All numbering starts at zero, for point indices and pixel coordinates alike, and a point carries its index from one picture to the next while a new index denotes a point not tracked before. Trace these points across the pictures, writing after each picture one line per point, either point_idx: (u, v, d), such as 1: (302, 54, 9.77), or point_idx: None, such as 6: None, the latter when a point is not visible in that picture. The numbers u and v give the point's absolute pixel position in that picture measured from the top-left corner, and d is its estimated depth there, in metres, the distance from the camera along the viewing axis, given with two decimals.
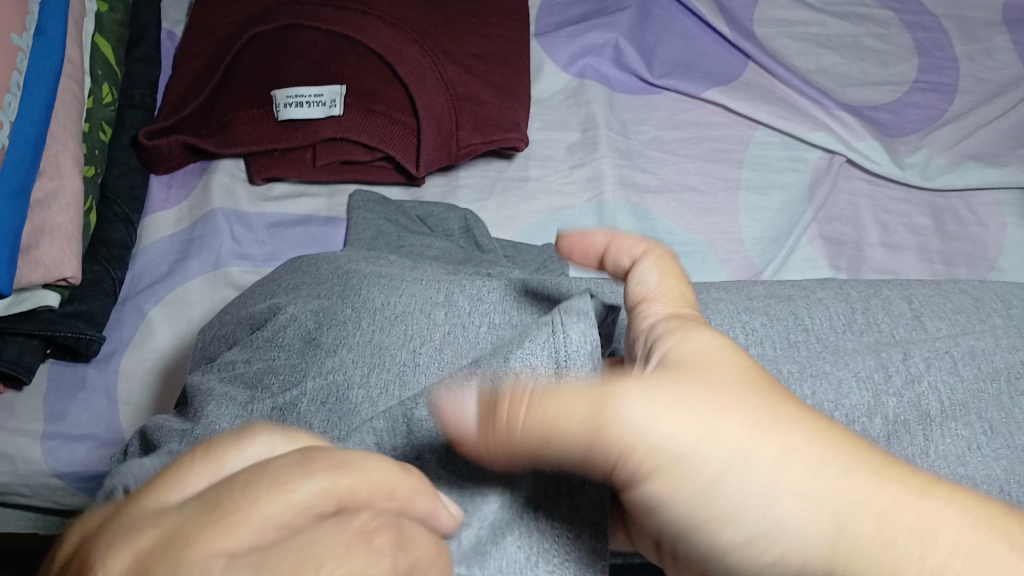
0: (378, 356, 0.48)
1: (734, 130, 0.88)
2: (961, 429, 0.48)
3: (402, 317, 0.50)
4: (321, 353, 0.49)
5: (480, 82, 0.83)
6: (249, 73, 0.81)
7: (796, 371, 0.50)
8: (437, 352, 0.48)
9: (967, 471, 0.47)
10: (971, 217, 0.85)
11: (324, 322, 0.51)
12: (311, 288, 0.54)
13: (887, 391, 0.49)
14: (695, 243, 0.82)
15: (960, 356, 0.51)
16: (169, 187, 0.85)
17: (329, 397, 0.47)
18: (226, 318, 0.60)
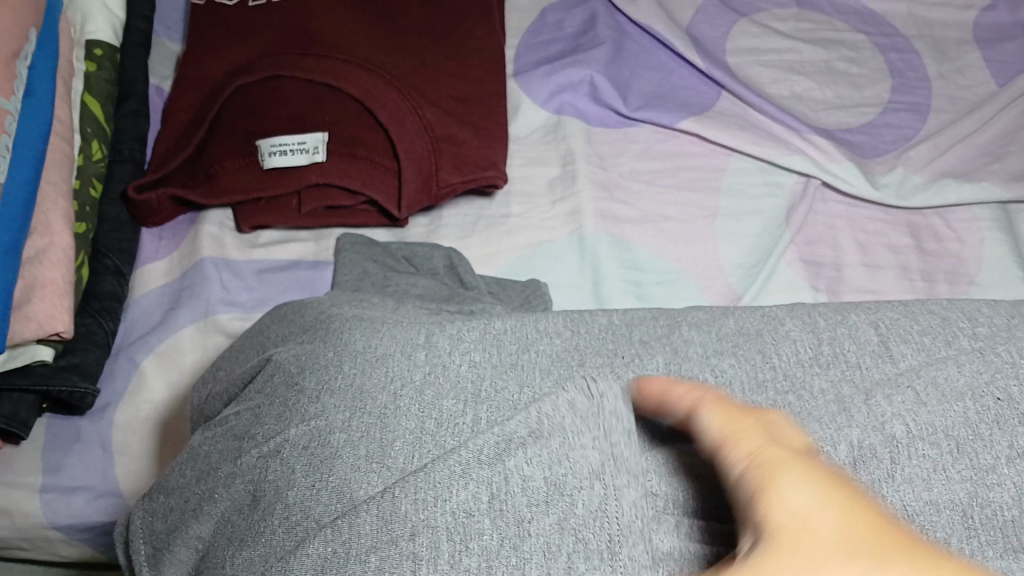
0: (359, 399, 0.49)
1: (710, 159, 0.90)
2: (926, 449, 0.45)
3: (382, 359, 0.51)
4: (304, 398, 0.50)
5: (458, 123, 0.86)
6: (233, 123, 0.83)
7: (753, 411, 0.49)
8: (418, 394, 0.49)
9: (930, 491, 0.44)
10: (949, 234, 0.86)
11: (306, 366, 0.52)
12: (295, 339, 0.56)
13: (850, 421, 0.47)
14: (675, 271, 0.83)
15: (922, 387, 0.48)
16: (160, 238, 0.86)
17: (310, 449, 0.47)
18: (220, 375, 0.62)
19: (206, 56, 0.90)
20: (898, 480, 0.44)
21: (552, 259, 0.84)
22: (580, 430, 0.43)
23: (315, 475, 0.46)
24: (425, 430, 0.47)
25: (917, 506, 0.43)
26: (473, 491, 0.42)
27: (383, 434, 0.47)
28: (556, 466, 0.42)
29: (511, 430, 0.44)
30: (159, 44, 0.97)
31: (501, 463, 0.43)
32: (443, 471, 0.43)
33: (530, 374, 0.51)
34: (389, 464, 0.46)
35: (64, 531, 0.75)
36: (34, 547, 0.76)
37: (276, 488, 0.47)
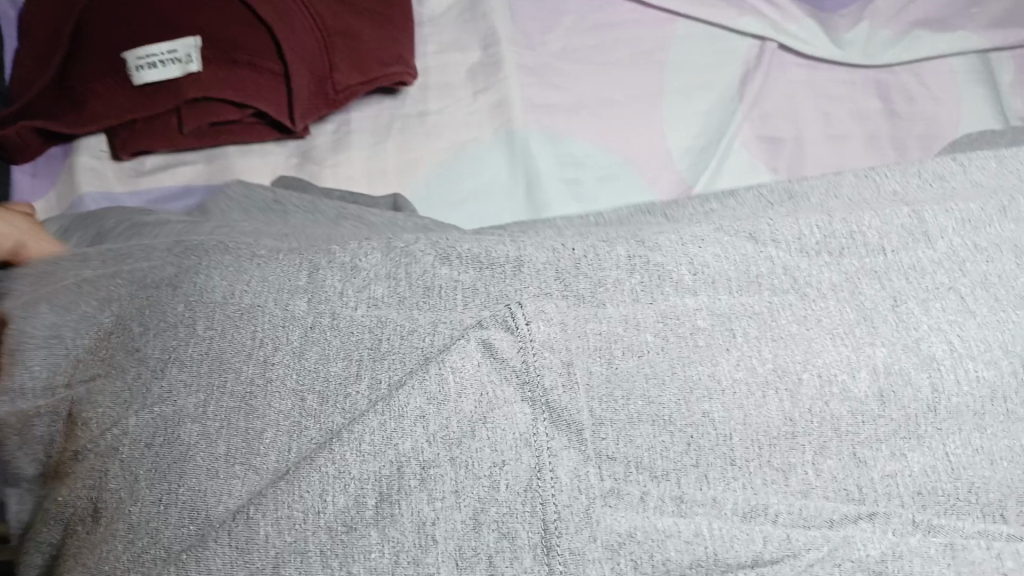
0: (218, 373, 0.43)
1: (651, 26, 0.80)
2: (987, 384, 0.44)
3: (250, 312, 0.45)
4: (146, 371, 0.44)
5: (353, 12, 0.75)
6: (95, 36, 0.70)
7: (742, 332, 0.44)
8: (297, 358, 0.44)
9: (981, 429, 0.43)
10: (923, 92, 0.76)
11: (151, 325, 0.45)
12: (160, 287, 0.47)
13: (870, 342, 0.44)
14: (617, 162, 0.73)
15: (968, 287, 0.47)
16: (33, 176, 0.76)
17: (153, 441, 0.42)
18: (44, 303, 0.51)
19: None
20: (940, 416, 0.43)
21: (480, 161, 0.73)
22: (502, 383, 0.42)
23: (173, 488, 0.41)
24: (304, 411, 0.42)
25: (963, 452, 0.42)
26: (355, 495, 0.40)
27: (263, 423, 0.42)
28: (455, 449, 0.40)
29: (404, 413, 0.41)
30: None
31: (394, 456, 0.40)
32: (316, 481, 0.40)
33: (444, 300, 0.47)
34: (255, 465, 0.41)
35: None
36: None
37: (128, 498, 0.41)
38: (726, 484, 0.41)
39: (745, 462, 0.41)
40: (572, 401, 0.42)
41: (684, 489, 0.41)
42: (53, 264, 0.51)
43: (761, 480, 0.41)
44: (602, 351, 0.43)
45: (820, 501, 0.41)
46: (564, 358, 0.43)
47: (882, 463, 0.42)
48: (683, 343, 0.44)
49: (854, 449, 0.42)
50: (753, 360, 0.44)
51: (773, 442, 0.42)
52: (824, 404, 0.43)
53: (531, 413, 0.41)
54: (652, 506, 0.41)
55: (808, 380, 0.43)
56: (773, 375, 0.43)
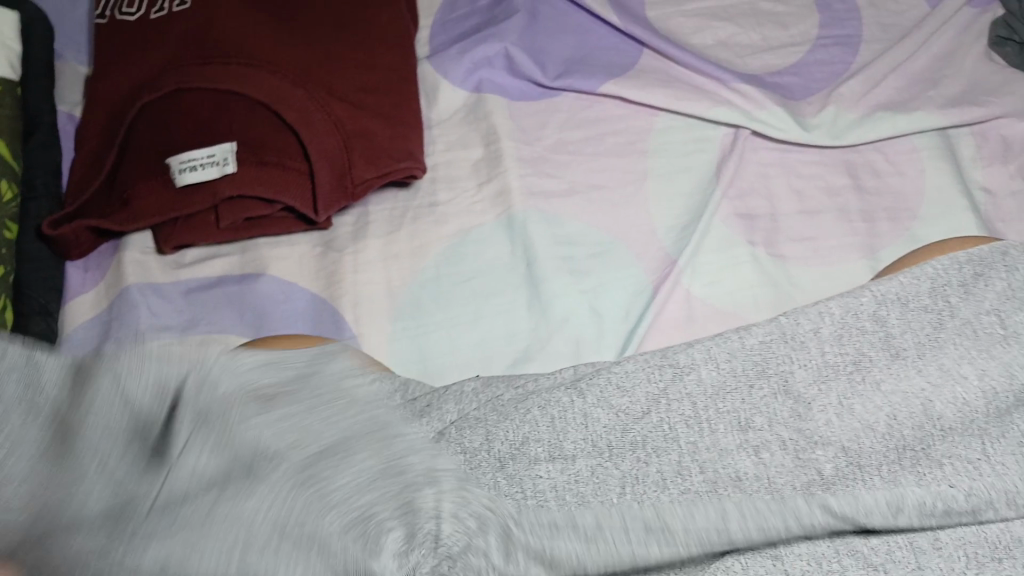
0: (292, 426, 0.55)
1: (636, 120, 0.88)
2: (854, 422, 0.55)
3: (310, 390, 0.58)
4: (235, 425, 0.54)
5: (368, 116, 0.84)
6: (141, 145, 0.82)
7: (668, 380, 0.57)
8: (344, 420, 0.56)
9: (847, 454, 0.54)
10: (889, 168, 0.83)
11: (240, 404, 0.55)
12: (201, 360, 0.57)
13: (760, 417, 0.56)
14: (608, 241, 0.81)
15: (836, 362, 0.58)
16: (86, 270, 0.85)
17: (225, 468, 0.52)
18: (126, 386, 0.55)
19: (108, 77, 0.87)
20: (816, 447, 0.54)
21: (481, 244, 0.82)
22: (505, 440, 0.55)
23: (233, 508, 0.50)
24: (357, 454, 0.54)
25: (833, 475, 0.53)
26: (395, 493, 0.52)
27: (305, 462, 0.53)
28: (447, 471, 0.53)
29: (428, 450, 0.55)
30: (66, 68, 0.95)
31: (412, 482, 0.52)
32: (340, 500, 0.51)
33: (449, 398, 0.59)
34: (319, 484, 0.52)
35: None
36: None
37: (193, 517, 0.49)
38: (653, 501, 0.53)
39: (665, 489, 0.53)
40: (533, 433, 0.55)
41: (621, 513, 0.52)
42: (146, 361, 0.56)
43: (673, 496, 0.53)
44: (550, 402, 0.56)
45: (714, 517, 0.52)
46: (531, 404, 0.57)
47: (761, 476, 0.53)
48: (626, 396, 0.57)
49: (739, 471, 0.54)
50: (675, 405, 0.56)
51: (685, 470, 0.54)
52: (722, 437, 0.55)
53: (506, 447, 0.55)
54: (615, 525, 0.52)
55: (716, 424, 0.56)
56: (688, 419, 0.56)
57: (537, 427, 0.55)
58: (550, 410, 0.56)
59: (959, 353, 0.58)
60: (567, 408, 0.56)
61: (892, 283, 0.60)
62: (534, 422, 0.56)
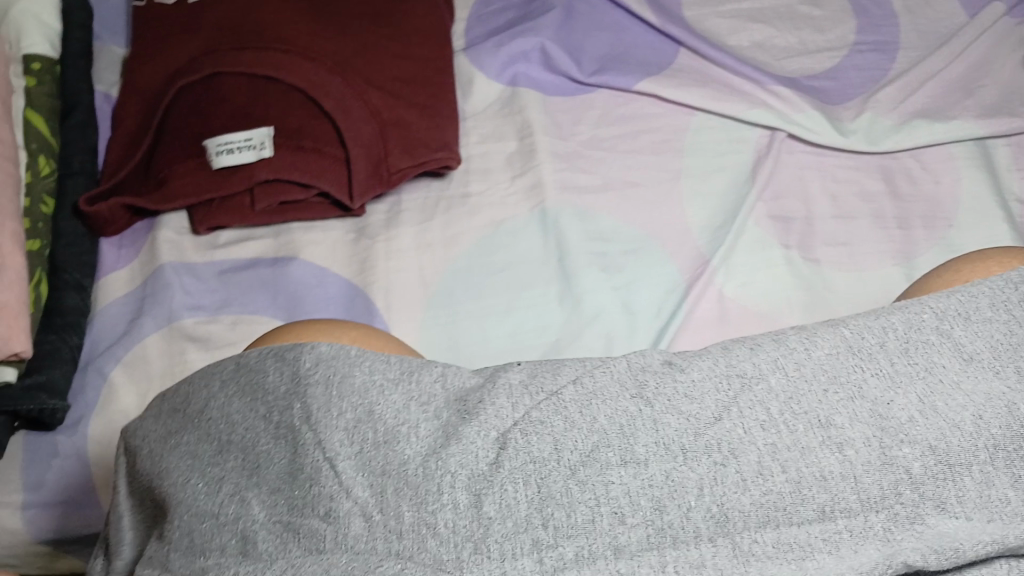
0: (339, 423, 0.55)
1: (672, 119, 0.88)
2: (939, 420, 0.53)
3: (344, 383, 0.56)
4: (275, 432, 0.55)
5: (405, 105, 0.84)
6: (179, 126, 0.82)
7: (737, 389, 0.55)
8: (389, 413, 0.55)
9: (936, 454, 0.52)
10: (925, 175, 0.83)
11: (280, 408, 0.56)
12: (216, 398, 0.57)
13: (846, 416, 0.54)
14: (641, 238, 0.81)
15: (916, 370, 0.55)
16: (120, 247, 0.85)
17: (291, 490, 0.53)
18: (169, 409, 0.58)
19: (147, 58, 0.88)
20: (902, 444, 0.53)
21: (515, 237, 0.82)
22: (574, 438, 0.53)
23: (315, 536, 0.51)
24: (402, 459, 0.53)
25: (921, 474, 0.52)
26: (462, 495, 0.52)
27: (370, 478, 0.53)
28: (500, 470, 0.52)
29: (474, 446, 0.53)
30: (104, 48, 0.96)
31: (475, 487, 0.52)
32: (413, 517, 0.51)
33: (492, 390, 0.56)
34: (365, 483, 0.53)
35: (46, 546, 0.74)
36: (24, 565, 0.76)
37: (259, 536, 0.52)
38: (733, 504, 0.51)
39: (747, 489, 0.52)
40: (602, 442, 0.53)
41: (699, 521, 0.51)
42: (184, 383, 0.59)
43: (754, 498, 0.52)
44: (616, 410, 0.54)
45: (801, 522, 0.51)
46: (588, 410, 0.55)
47: (848, 475, 0.52)
48: (695, 403, 0.55)
49: (824, 470, 0.52)
50: (749, 411, 0.54)
51: (767, 470, 0.52)
52: (803, 436, 0.53)
53: (576, 455, 0.53)
54: (695, 535, 0.51)
55: (794, 424, 0.54)
56: (763, 424, 0.54)
57: (606, 435, 0.54)
58: (615, 418, 0.54)
59: None
60: (636, 416, 0.54)
61: (950, 299, 0.58)
62: (600, 431, 0.54)
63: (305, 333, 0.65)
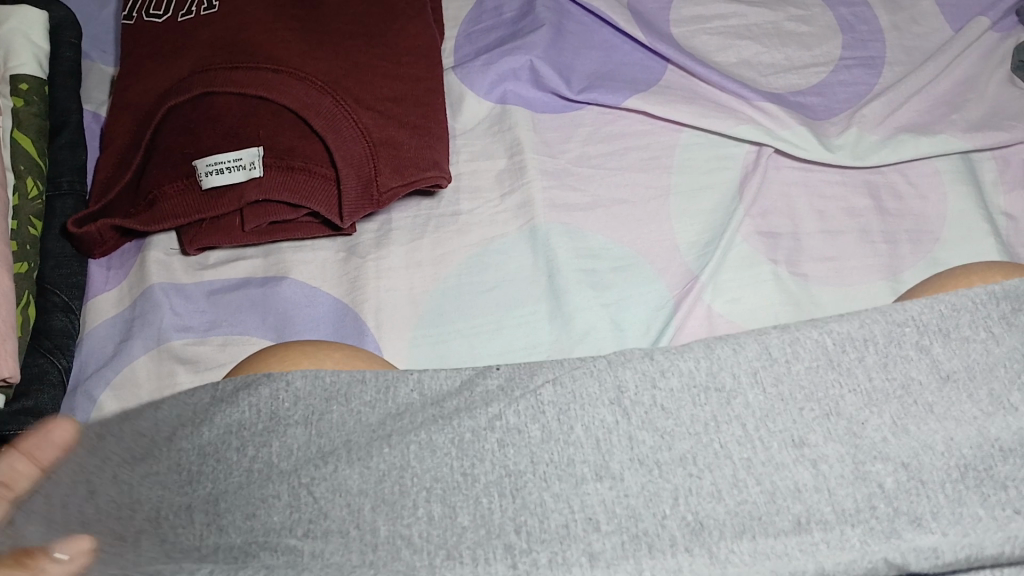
0: (318, 436, 0.56)
1: (660, 136, 0.88)
2: (911, 443, 0.55)
3: (325, 400, 0.57)
4: (252, 451, 0.56)
5: (395, 125, 0.84)
6: (169, 145, 0.82)
7: (716, 403, 0.57)
8: (366, 426, 0.57)
9: (907, 471, 0.54)
10: (910, 190, 0.84)
11: (260, 425, 0.56)
12: (186, 429, 0.57)
13: (820, 429, 0.56)
14: (630, 255, 0.81)
15: (892, 391, 0.57)
16: (108, 269, 0.85)
17: (269, 510, 0.53)
18: (135, 435, 0.57)
19: (136, 79, 0.88)
20: (874, 461, 0.55)
21: (504, 254, 0.82)
22: (548, 451, 0.55)
23: (292, 553, 0.51)
24: (378, 472, 0.54)
25: (894, 488, 0.54)
26: (441, 506, 0.53)
27: (347, 497, 0.53)
28: (471, 481, 0.54)
29: (450, 457, 0.55)
30: (93, 68, 0.96)
31: (452, 498, 0.54)
32: (389, 529, 0.53)
33: (467, 403, 0.57)
34: (346, 495, 0.54)
35: None
36: None
37: (239, 554, 0.52)
38: (708, 512, 0.53)
39: (721, 499, 0.54)
40: (577, 455, 0.55)
41: (673, 530, 0.53)
42: (154, 408, 0.59)
43: (729, 507, 0.54)
44: (592, 420, 0.56)
45: (777, 531, 0.53)
46: (564, 419, 0.56)
47: (822, 489, 0.54)
48: (671, 417, 0.56)
49: (798, 482, 0.54)
50: (724, 426, 0.56)
51: (741, 481, 0.54)
52: (777, 453, 0.55)
53: (552, 467, 0.55)
54: (669, 546, 0.52)
55: (770, 442, 0.56)
56: (740, 438, 0.56)
57: (582, 448, 0.56)
58: (592, 429, 0.56)
59: (1008, 377, 0.57)
60: (612, 429, 0.56)
61: (929, 310, 0.60)
62: (576, 442, 0.56)
63: (289, 357, 0.64)
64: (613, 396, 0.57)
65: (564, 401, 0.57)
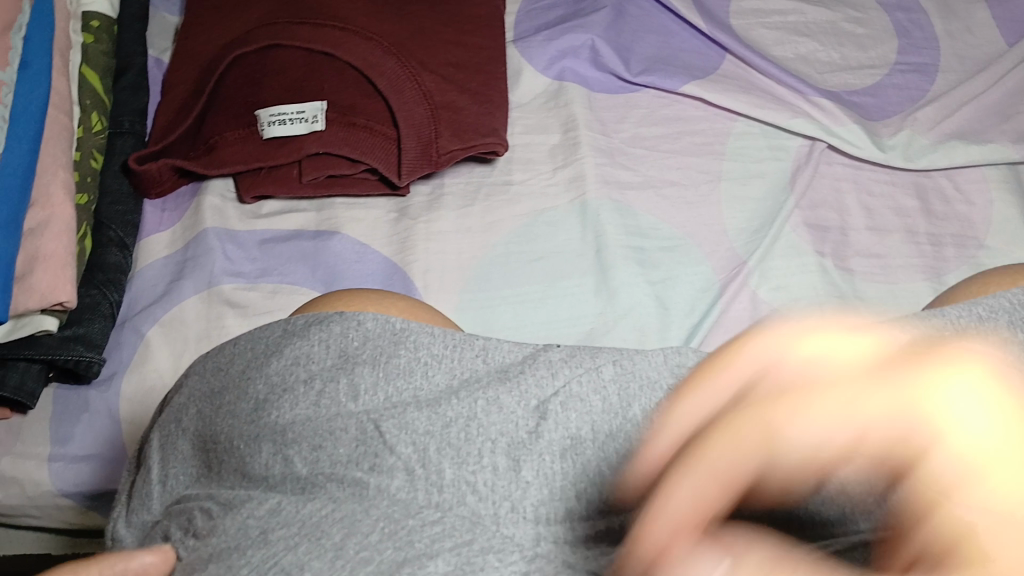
0: (388, 380, 0.57)
1: (714, 123, 0.89)
2: None
3: (394, 345, 0.58)
4: (322, 392, 0.56)
5: (457, 90, 0.85)
6: (232, 95, 0.84)
7: None
8: (433, 377, 0.58)
9: None
10: (958, 196, 0.85)
11: (330, 365, 0.57)
12: (258, 361, 0.58)
13: None
14: (678, 237, 0.82)
15: None
16: (163, 211, 0.86)
17: (336, 446, 0.54)
18: (214, 368, 0.60)
19: (202, 27, 0.89)
20: None
21: (554, 227, 0.84)
22: (608, 419, 0.57)
23: (359, 485, 0.53)
24: (443, 422, 0.55)
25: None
26: (504, 461, 0.55)
27: (413, 436, 0.55)
28: (535, 442, 0.55)
29: (514, 415, 0.56)
30: (156, 14, 0.97)
31: (516, 452, 0.55)
32: (454, 474, 0.54)
33: (534, 366, 0.59)
34: (412, 442, 0.54)
35: (72, 498, 0.76)
36: (44, 516, 0.78)
37: (308, 486, 0.54)
38: None
39: None
40: (636, 433, 0.56)
41: None
42: (230, 345, 0.60)
43: None
44: (650, 403, 0.57)
45: None
46: (624, 395, 0.58)
47: None
48: None
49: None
50: None
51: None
52: None
53: (611, 444, 0.56)
54: None
55: None
56: None
57: (640, 426, 0.57)
58: (649, 410, 0.57)
59: None
60: None
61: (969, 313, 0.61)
62: (634, 421, 0.57)
63: (352, 304, 0.66)
64: (671, 380, 0.58)
65: (625, 378, 0.58)
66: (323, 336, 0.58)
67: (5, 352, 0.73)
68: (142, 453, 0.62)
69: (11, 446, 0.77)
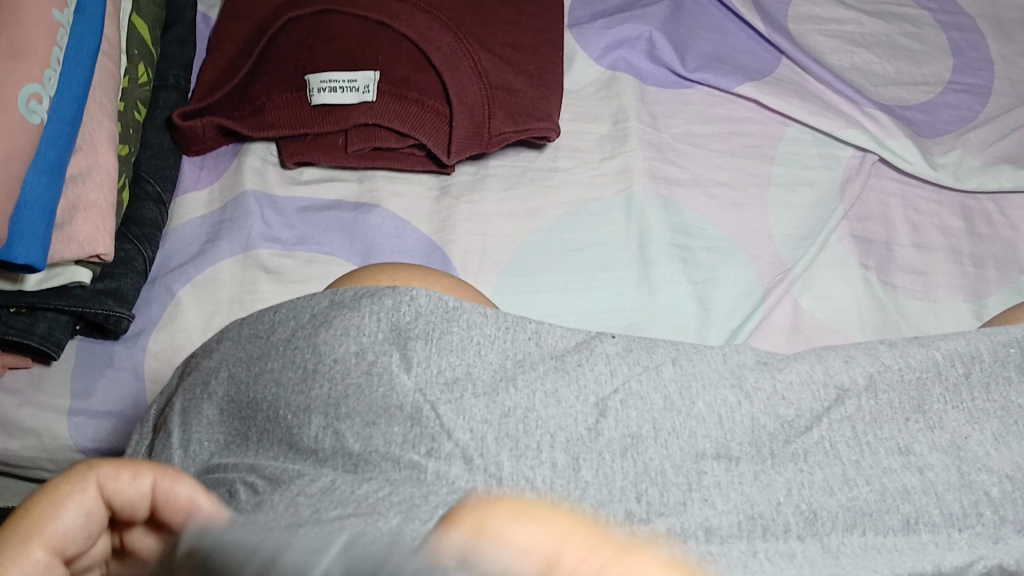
0: (441, 359, 0.54)
1: (766, 126, 0.88)
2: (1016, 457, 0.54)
3: (447, 322, 0.56)
4: (374, 365, 0.54)
5: (513, 72, 0.84)
6: (283, 57, 0.82)
7: (832, 401, 0.55)
8: (488, 359, 0.55)
9: (1012, 482, 0.53)
10: (1003, 220, 0.84)
11: (381, 340, 0.55)
12: (307, 331, 0.56)
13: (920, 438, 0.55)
14: (723, 238, 0.82)
15: (992, 411, 0.56)
16: (201, 168, 0.85)
17: (389, 424, 0.52)
18: (257, 335, 0.57)
19: None
20: (979, 471, 0.54)
21: (599, 217, 0.82)
22: (667, 416, 0.54)
23: (415, 469, 0.51)
24: (499, 410, 0.53)
25: (998, 497, 0.53)
26: (561, 456, 0.52)
27: (471, 423, 0.52)
28: (594, 439, 0.52)
29: (572, 409, 0.53)
30: None
31: (575, 450, 0.52)
32: (513, 467, 0.51)
33: (588, 357, 0.56)
34: (469, 429, 0.52)
35: (88, 453, 0.75)
36: (58, 470, 0.77)
37: (359, 465, 0.51)
38: (822, 505, 0.51)
39: (833, 495, 0.52)
40: (699, 429, 0.53)
41: (788, 516, 0.51)
42: (273, 312, 0.58)
43: (841, 502, 0.52)
44: (715, 399, 0.54)
45: (885, 529, 0.51)
46: (686, 393, 0.55)
47: (928, 491, 0.53)
48: (791, 408, 0.55)
49: (904, 484, 0.53)
50: (836, 426, 0.54)
51: (852, 479, 0.53)
52: (884, 458, 0.54)
53: (674, 441, 0.53)
54: (783, 533, 0.50)
55: (876, 447, 0.54)
56: (849, 441, 0.54)
57: (703, 423, 0.54)
58: (713, 408, 0.54)
59: None
60: (733, 408, 0.54)
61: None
62: (698, 418, 0.54)
63: (396, 276, 0.65)
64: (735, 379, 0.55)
65: (687, 374, 0.55)
66: (374, 309, 0.56)
67: (35, 300, 0.71)
68: (163, 418, 0.59)
69: (30, 396, 0.75)
